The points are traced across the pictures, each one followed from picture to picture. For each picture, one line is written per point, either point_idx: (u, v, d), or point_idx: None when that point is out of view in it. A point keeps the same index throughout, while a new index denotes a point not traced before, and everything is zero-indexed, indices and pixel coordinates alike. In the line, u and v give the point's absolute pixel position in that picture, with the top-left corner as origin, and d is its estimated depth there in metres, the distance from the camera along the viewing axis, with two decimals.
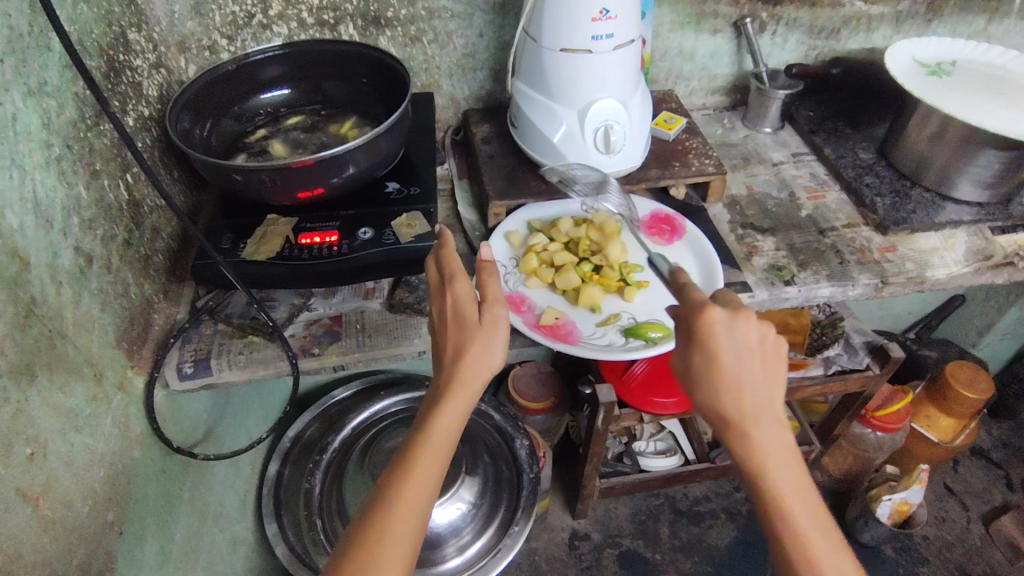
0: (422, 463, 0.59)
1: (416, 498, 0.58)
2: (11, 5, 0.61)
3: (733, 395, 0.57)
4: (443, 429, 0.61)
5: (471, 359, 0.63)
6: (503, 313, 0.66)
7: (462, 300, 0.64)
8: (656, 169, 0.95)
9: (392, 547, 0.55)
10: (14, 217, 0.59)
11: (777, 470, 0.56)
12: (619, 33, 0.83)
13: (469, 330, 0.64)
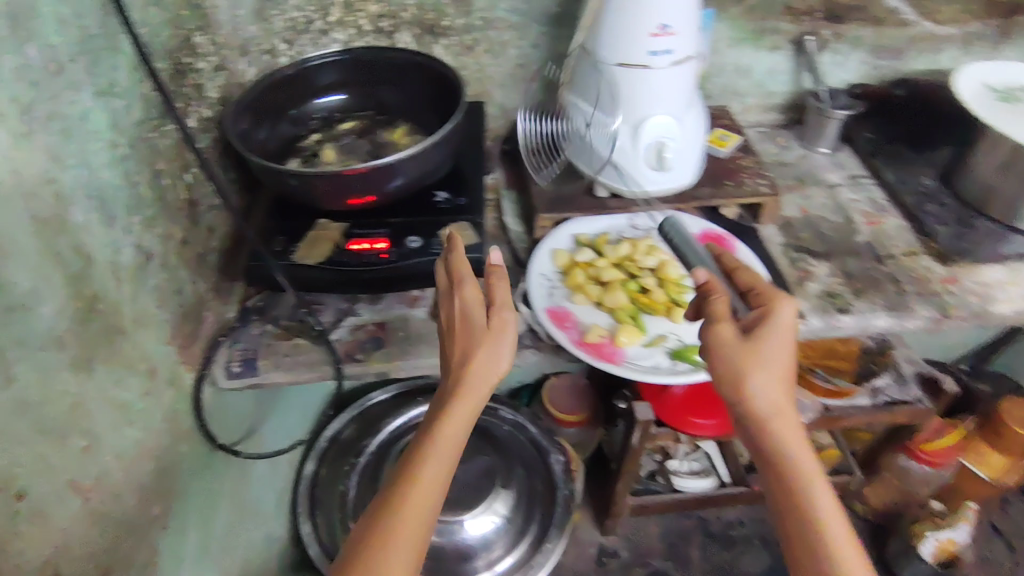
0: (431, 464, 0.61)
1: (424, 497, 0.59)
2: (85, 6, 0.62)
3: (779, 374, 0.63)
4: (453, 429, 0.63)
5: (479, 363, 0.65)
6: (511, 315, 0.68)
7: (471, 304, 0.67)
8: (709, 187, 0.93)
9: (400, 544, 0.56)
10: (81, 214, 0.61)
11: (803, 452, 0.61)
12: (677, 49, 0.81)
13: (478, 332, 0.67)
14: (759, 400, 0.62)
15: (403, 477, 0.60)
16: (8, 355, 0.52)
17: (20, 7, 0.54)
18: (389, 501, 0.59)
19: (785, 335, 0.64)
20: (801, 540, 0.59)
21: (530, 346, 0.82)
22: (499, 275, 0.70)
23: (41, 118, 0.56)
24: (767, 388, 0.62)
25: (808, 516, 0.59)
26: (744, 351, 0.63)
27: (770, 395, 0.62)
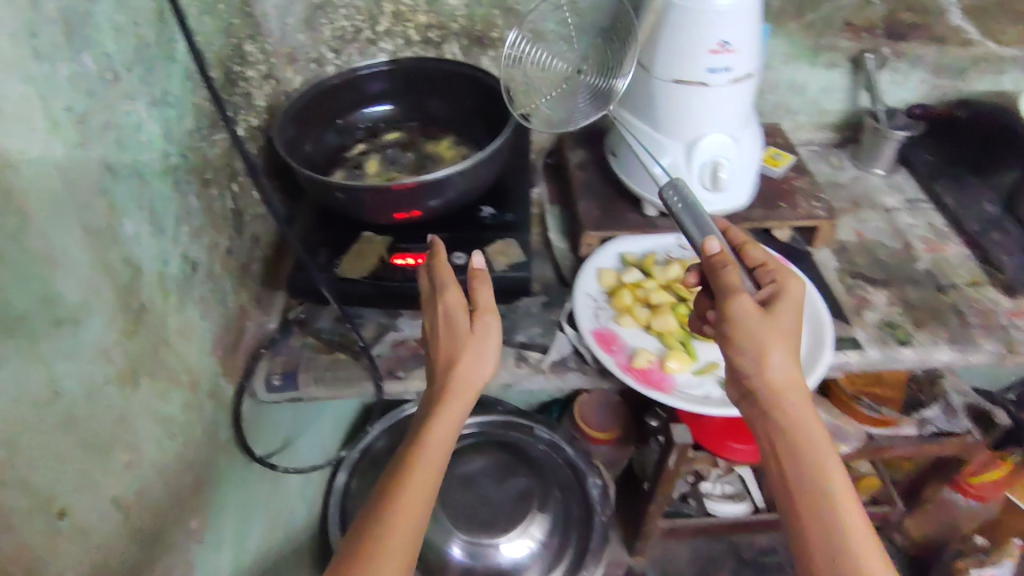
0: (418, 473, 0.61)
1: (414, 504, 0.60)
2: (142, 14, 0.62)
3: (794, 348, 0.63)
4: (440, 437, 0.63)
5: (463, 368, 0.66)
6: (494, 319, 0.68)
7: (455, 307, 0.67)
8: (762, 210, 0.90)
9: (393, 550, 0.57)
10: (132, 225, 0.60)
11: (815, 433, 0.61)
12: (736, 66, 0.78)
13: (461, 338, 0.67)
14: (774, 378, 0.62)
15: (393, 484, 0.61)
16: (56, 369, 0.51)
17: (79, 17, 0.53)
18: (382, 508, 0.59)
19: (795, 309, 0.65)
20: (816, 524, 0.58)
21: (576, 368, 0.79)
22: (481, 277, 0.69)
23: (97, 128, 0.55)
24: (781, 364, 0.62)
25: (823, 497, 0.59)
26: (765, 326, 0.62)
27: (786, 372, 0.62)
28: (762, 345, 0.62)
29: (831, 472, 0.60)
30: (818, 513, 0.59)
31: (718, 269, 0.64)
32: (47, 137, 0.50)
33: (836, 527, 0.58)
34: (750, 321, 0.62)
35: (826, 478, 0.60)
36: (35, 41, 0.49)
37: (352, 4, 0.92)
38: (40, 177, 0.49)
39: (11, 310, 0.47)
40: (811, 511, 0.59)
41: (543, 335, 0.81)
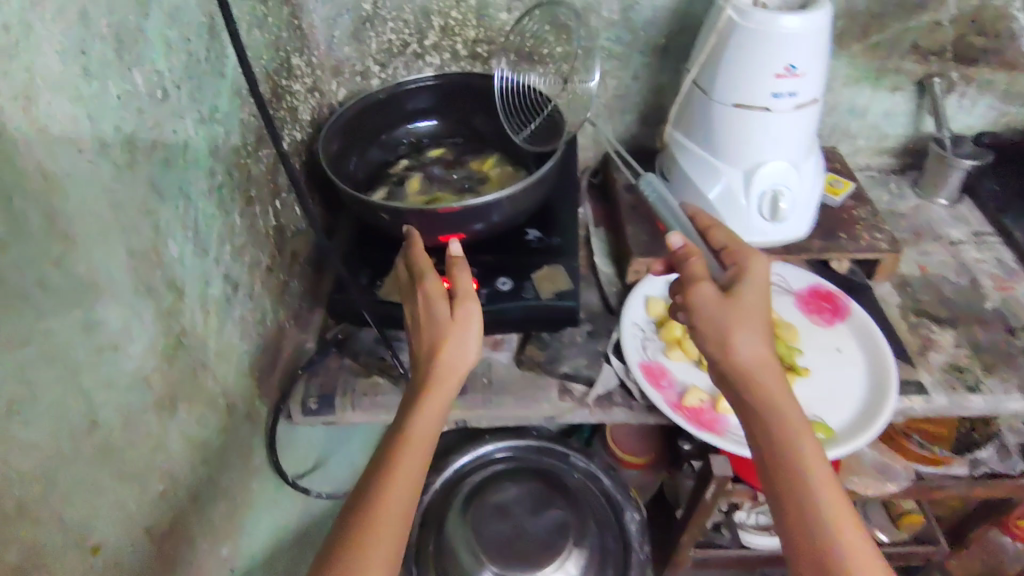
0: (404, 463, 0.60)
1: (397, 498, 0.58)
2: (192, 30, 0.60)
3: (760, 330, 0.62)
4: (424, 427, 0.62)
5: (447, 357, 0.64)
6: (475, 307, 0.67)
7: (434, 293, 0.66)
8: (820, 239, 0.86)
9: (375, 544, 0.55)
10: (176, 247, 0.59)
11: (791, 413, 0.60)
12: (802, 91, 0.74)
13: (441, 325, 0.65)
14: (743, 360, 0.61)
15: (375, 475, 0.59)
16: (96, 399, 0.50)
17: (131, 34, 0.52)
18: (363, 498, 0.58)
19: (761, 290, 0.65)
20: (793, 508, 0.57)
21: (623, 404, 0.75)
22: (460, 264, 0.69)
23: (145, 148, 0.54)
24: (750, 346, 0.61)
25: (798, 480, 0.57)
26: (727, 310, 0.62)
27: (755, 354, 0.61)
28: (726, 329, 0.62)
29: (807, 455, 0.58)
30: (796, 497, 0.57)
31: (683, 261, 0.67)
32: (94, 158, 0.48)
33: (814, 510, 0.56)
34: (709, 307, 0.63)
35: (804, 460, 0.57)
36: (85, 60, 0.47)
37: (400, 17, 0.89)
38: (86, 200, 0.48)
39: (53, 338, 0.45)
40: (787, 495, 0.57)
41: (588, 366, 0.78)
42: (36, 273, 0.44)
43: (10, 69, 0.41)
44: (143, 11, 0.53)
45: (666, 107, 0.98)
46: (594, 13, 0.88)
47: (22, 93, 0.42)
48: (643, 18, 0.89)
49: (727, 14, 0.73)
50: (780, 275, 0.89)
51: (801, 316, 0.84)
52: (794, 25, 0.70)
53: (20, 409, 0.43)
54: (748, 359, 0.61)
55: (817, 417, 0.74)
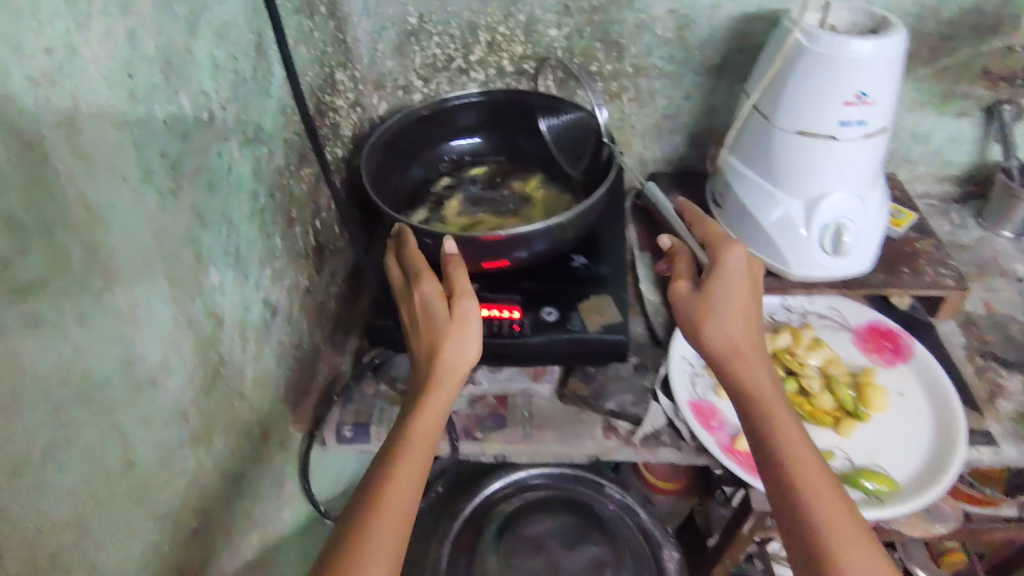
0: (404, 460, 0.58)
1: (402, 489, 0.57)
2: (239, 48, 0.57)
3: (731, 315, 0.62)
4: (426, 431, 0.61)
5: (447, 357, 0.62)
6: (474, 304, 0.64)
7: (430, 295, 0.64)
8: (881, 275, 0.81)
9: (381, 532, 0.54)
10: (217, 274, 0.56)
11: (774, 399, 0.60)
12: (872, 119, 0.70)
13: (440, 328, 0.63)
14: (726, 346, 0.62)
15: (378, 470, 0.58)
16: (133, 437, 0.48)
17: (178, 55, 0.49)
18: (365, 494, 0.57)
19: (739, 274, 0.65)
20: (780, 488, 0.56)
21: (671, 445, 0.72)
22: (457, 264, 0.66)
23: (188, 174, 0.52)
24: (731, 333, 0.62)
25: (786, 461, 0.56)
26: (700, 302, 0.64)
27: (726, 339, 0.62)
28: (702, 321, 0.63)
29: (793, 439, 0.57)
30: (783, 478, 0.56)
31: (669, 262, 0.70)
32: (138, 187, 0.46)
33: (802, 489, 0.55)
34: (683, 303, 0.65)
35: (788, 443, 0.57)
36: (132, 84, 0.45)
37: (446, 32, 0.86)
38: (129, 231, 0.46)
39: (91, 377, 0.43)
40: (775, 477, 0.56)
41: (636, 404, 0.74)
42: (75, 310, 0.42)
43: (53, 98, 0.39)
44: (191, 31, 0.51)
45: (718, 129, 0.94)
46: (648, 31, 0.84)
47: (66, 121, 0.40)
48: (700, 37, 0.85)
49: (795, 37, 0.69)
50: (837, 309, 0.85)
51: (860, 355, 0.80)
52: (868, 50, 0.66)
53: (56, 454, 0.41)
54: (726, 345, 0.62)
55: (878, 469, 0.69)
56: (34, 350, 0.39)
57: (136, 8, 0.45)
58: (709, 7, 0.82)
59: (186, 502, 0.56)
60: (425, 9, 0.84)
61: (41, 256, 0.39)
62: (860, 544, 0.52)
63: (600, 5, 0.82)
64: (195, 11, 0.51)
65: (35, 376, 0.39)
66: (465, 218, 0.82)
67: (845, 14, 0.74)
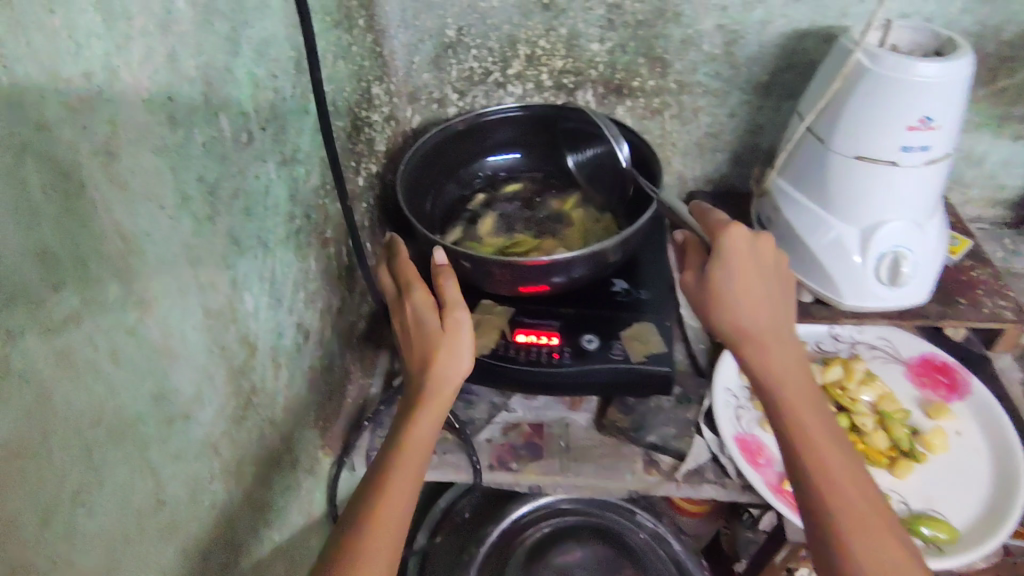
0: (397, 471, 0.56)
1: (399, 494, 0.55)
2: (279, 65, 0.55)
3: (731, 300, 0.58)
4: (419, 440, 0.58)
5: (438, 368, 0.59)
6: (465, 316, 0.62)
7: (421, 307, 0.62)
8: (936, 305, 0.78)
9: (376, 538, 0.53)
10: (252, 300, 0.54)
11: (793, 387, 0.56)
12: (937, 145, 0.67)
13: (431, 337, 0.61)
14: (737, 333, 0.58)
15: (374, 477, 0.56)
16: (163, 475, 0.46)
17: (218, 75, 0.47)
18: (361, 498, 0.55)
19: (748, 253, 0.59)
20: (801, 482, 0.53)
21: (715, 481, 0.68)
22: (447, 273, 0.64)
23: (225, 198, 0.49)
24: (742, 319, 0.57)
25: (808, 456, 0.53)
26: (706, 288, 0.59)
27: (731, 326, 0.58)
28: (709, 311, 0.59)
29: (814, 432, 0.54)
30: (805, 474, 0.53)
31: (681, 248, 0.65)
32: (176, 214, 0.44)
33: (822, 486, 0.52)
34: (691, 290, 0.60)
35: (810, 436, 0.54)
36: (172, 106, 0.43)
37: (484, 45, 0.84)
38: (165, 260, 0.43)
39: (123, 415, 0.41)
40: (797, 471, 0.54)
41: (678, 438, 0.71)
42: (109, 346, 0.39)
43: (89, 124, 0.36)
44: (232, 48, 0.49)
45: (762, 148, 0.91)
46: (694, 46, 0.81)
47: (103, 148, 0.37)
48: (749, 53, 0.81)
49: (856, 57, 0.66)
50: (888, 339, 0.82)
51: (913, 391, 0.78)
52: (936, 74, 0.62)
53: (86, 499, 0.39)
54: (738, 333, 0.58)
55: (937, 514, 0.67)
56: (65, 391, 0.36)
57: (178, 26, 0.42)
58: (760, 23, 0.78)
59: (214, 536, 0.54)
60: (463, 21, 0.82)
61: (75, 291, 0.36)
62: (881, 543, 0.49)
63: (646, 19, 0.80)
64: (236, 27, 0.49)
65: (67, 418, 0.37)
66: (501, 238, 0.80)
67: (907, 32, 0.71)
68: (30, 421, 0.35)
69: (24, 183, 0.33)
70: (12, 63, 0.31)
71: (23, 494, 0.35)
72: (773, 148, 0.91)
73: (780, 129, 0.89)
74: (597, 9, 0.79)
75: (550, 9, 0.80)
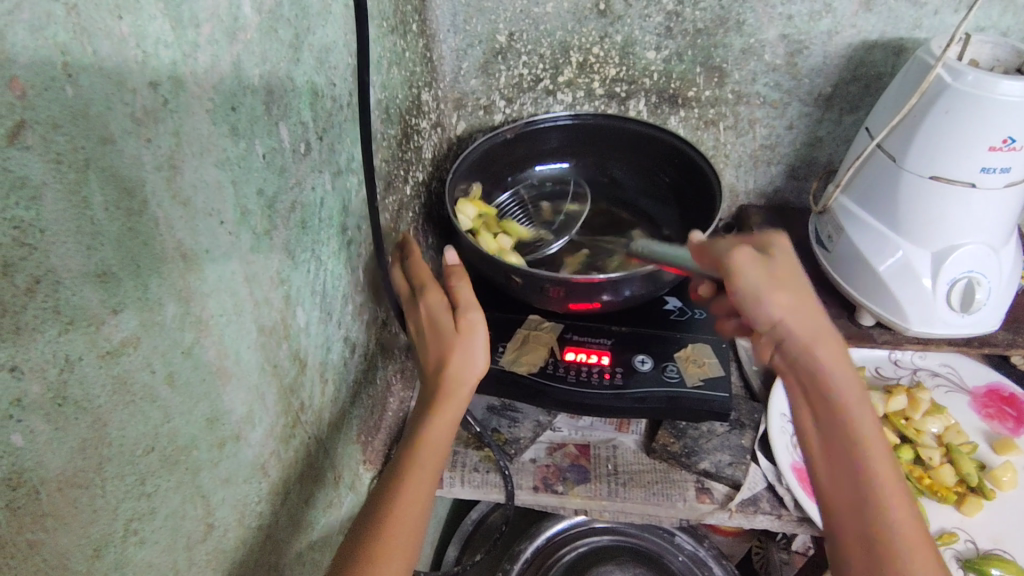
0: (415, 472, 0.55)
1: (412, 504, 0.54)
2: (337, 73, 0.54)
3: (803, 297, 0.52)
4: (430, 453, 0.56)
5: (451, 371, 0.57)
6: (480, 317, 0.59)
7: (435, 309, 0.59)
8: (1003, 332, 0.75)
9: (388, 553, 0.51)
10: (304, 315, 0.53)
11: (844, 392, 0.50)
12: (1018, 167, 0.63)
13: (444, 339, 0.58)
14: (793, 332, 0.52)
15: (387, 486, 0.55)
16: (213, 499, 0.44)
17: (280, 83, 0.45)
18: (375, 506, 0.54)
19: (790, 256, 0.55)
20: (846, 495, 0.50)
21: (771, 512, 0.65)
22: (459, 274, 0.62)
23: (283, 211, 0.48)
24: (796, 317, 0.51)
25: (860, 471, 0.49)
26: (763, 275, 0.52)
27: (804, 322, 0.52)
28: (754, 299, 0.52)
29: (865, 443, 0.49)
30: (852, 490, 0.49)
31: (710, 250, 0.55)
32: (235, 230, 0.42)
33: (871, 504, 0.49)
34: (748, 274, 0.51)
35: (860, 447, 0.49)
36: (234, 117, 0.41)
37: (536, 51, 0.82)
38: (222, 278, 0.41)
39: (177, 441, 0.40)
40: (844, 485, 0.50)
41: (733, 466, 0.68)
42: (164, 368, 0.37)
43: (154, 138, 0.34)
44: (294, 56, 0.47)
45: (819, 162, 0.88)
46: (755, 56, 0.79)
47: (166, 162, 0.35)
48: (812, 64, 0.78)
49: (937, 73, 0.62)
50: (951, 366, 0.81)
51: (978, 421, 0.76)
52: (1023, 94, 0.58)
53: (138, 528, 0.38)
54: (787, 335, 0.52)
55: (1005, 554, 0.65)
56: (120, 418, 0.35)
57: (244, 34, 0.41)
58: (827, 33, 0.75)
59: (260, 558, 0.53)
60: (515, 27, 0.80)
61: (134, 313, 0.34)
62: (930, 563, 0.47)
63: (706, 27, 0.77)
64: (299, 34, 0.47)
65: (123, 446, 0.35)
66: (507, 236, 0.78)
67: (987, 47, 0.68)
68: (86, 454, 0.33)
69: (87, 201, 0.31)
70: (78, 72, 0.29)
71: (76, 527, 0.34)
72: (830, 162, 0.88)
73: (839, 143, 0.86)
74: (655, 16, 0.77)
75: (606, 16, 0.78)
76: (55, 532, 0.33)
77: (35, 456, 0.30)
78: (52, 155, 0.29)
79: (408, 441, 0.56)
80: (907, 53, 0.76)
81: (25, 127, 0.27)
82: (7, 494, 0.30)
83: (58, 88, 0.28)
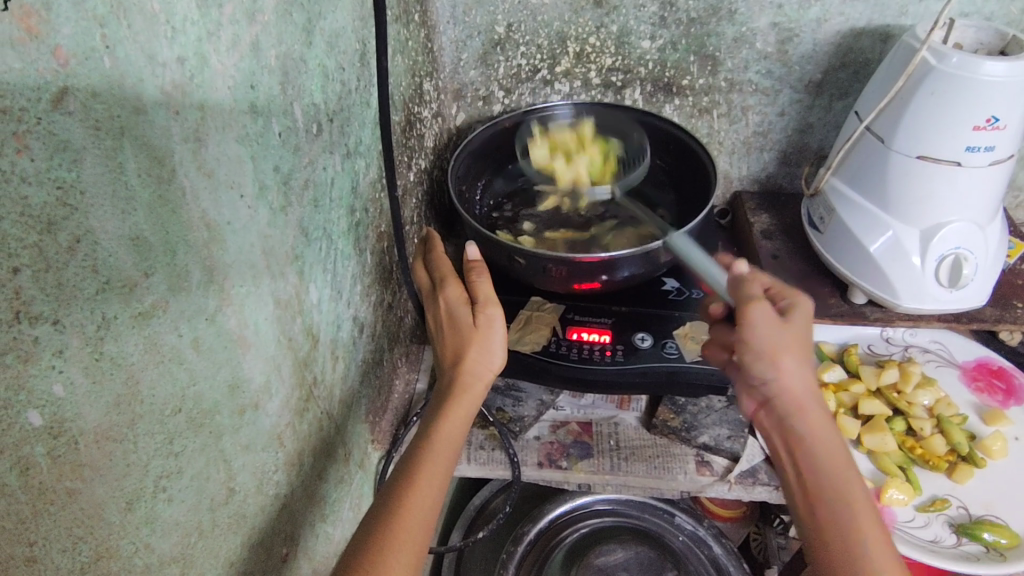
0: (429, 461, 0.55)
1: (426, 495, 0.54)
2: (346, 60, 0.56)
3: (808, 358, 0.56)
4: (447, 441, 0.57)
5: (470, 364, 0.59)
6: (498, 312, 0.61)
7: (453, 302, 0.62)
8: (991, 308, 0.77)
9: (402, 540, 0.51)
10: (316, 292, 0.55)
11: (830, 448, 0.55)
12: (1001, 145, 0.66)
13: (464, 332, 0.60)
14: (788, 387, 0.56)
15: (403, 470, 0.55)
16: (234, 464, 0.46)
17: (294, 65, 0.48)
18: (391, 489, 0.54)
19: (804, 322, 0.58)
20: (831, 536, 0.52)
21: (767, 483, 0.68)
22: (479, 269, 0.63)
23: (297, 188, 0.50)
24: (794, 374, 0.56)
25: (844, 518, 0.52)
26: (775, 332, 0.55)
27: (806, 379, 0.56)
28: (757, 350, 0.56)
29: (855, 494, 0.53)
30: (836, 532, 0.52)
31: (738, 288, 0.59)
32: (254, 203, 0.44)
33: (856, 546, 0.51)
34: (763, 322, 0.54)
35: (844, 493, 0.53)
36: (253, 95, 0.43)
37: (533, 42, 0.85)
38: (243, 249, 0.43)
39: (201, 404, 0.41)
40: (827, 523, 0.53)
41: (732, 439, 0.70)
42: (191, 333, 0.39)
43: (182, 112, 0.36)
44: (306, 40, 0.49)
45: (811, 147, 0.90)
46: (747, 44, 0.81)
47: (193, 134, 0.37)
48: (802, 52, 0.81)
49: (923, 56, 0.65)
50: (941, 343, 0.84)
51: (970, 394, 0.79)
52: (1009, 73, 0.61)
53: (166, 487, 0.39)
54: (782, 388, 0.56)
55: (996, 519, 0.67)
56: (151, 377, 0.36)
57: (262, 16, 0.43)
58: (816, 21, 0.78)
59: (277, 528, 0.55)
60: (514, 18, 0.83)
61: (163, 277, 0.36)
62: None
63: (699, 17, 0.80)
64: (311, 19, 0.49)
65: (154, 404, 0.37)
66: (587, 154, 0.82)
67: (970, 31, 0.70)
68: (121, 409, 0.35)
69: (122, 166, 0.32)
70: (115, 44, 0.31)
71: (112, 480, 0.35)
72: (822, 147, 0.90)
73: (829, 128, 0.88)
74: (649, 6, 0.79)
75: (601, 7, 0.80)
76: (91, 482, 0.34)
77: (75, 407, 0.32)
78: (92, 122, 0.30)
79: (424, 430, 0.58)
80: (893, 40, 0.78)
81: (68, 94, 0.29)
82: (49, 442, 0.31)
83: (97, 58, 0.30)
